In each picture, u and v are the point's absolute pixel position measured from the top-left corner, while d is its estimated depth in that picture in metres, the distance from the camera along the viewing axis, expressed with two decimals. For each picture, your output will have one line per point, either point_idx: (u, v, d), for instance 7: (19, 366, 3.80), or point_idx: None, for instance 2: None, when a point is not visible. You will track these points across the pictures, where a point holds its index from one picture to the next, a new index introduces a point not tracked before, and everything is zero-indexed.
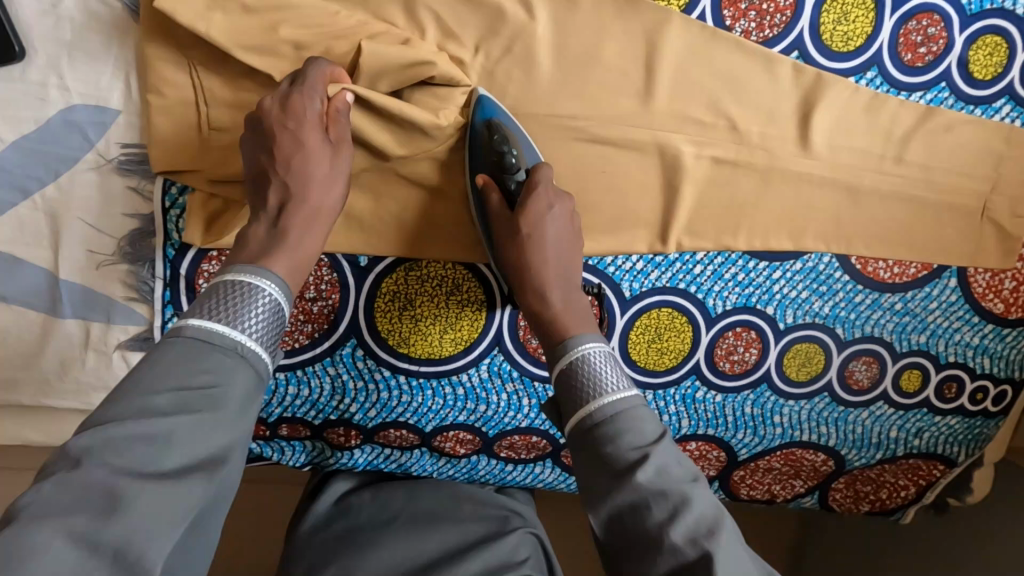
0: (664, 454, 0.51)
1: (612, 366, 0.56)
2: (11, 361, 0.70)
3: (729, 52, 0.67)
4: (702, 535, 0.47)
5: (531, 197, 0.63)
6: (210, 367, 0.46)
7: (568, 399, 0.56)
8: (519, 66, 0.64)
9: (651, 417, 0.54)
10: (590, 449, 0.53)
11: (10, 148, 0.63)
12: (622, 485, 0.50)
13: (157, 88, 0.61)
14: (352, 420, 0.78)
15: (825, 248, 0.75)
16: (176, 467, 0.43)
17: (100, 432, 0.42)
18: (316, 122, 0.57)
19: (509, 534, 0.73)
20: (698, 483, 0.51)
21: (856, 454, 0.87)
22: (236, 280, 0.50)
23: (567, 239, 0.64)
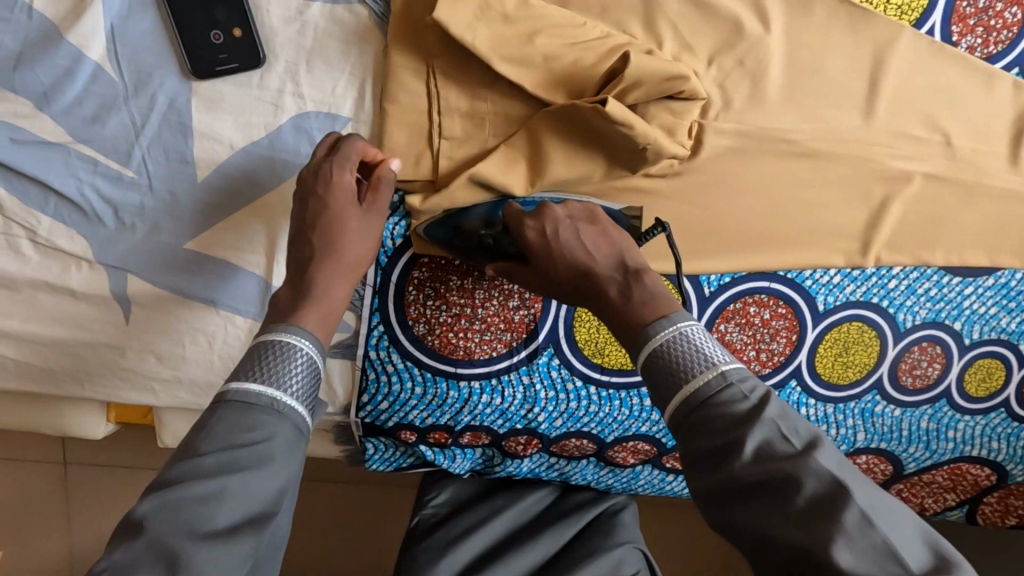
0: (761, 431, 0.47)
1: (703, 343, 0.52)
2: (214, 367, 0.70)
3: (953, 68, 0.68)
4: (817, 516, 0.43)
5: (523, 231, 0.59)
6: (251, 426, 0.49)
7: (658, 394, 0.52)
8: (749, 80, 0.66)
9: (750, 391, 0.49)
10: (687, 440, 0.50)
11: (239, 154, 0.63)
12: (726, 472, 0.47)
13: (393, 95, 0.62)
14: (536, 429, 0.77)
15: (1020, 264, 0.75)
16: (229, 524, 0.46)
17: (160, 496, 0.46)
18: (348, 188, 0.59)
19: (612, 551, 0.79)
20: (818, 449, 0.46)
21: (1020, 469, 0.86)
22: (272, 341, 0.53)
23: (590, 235, 0.59)
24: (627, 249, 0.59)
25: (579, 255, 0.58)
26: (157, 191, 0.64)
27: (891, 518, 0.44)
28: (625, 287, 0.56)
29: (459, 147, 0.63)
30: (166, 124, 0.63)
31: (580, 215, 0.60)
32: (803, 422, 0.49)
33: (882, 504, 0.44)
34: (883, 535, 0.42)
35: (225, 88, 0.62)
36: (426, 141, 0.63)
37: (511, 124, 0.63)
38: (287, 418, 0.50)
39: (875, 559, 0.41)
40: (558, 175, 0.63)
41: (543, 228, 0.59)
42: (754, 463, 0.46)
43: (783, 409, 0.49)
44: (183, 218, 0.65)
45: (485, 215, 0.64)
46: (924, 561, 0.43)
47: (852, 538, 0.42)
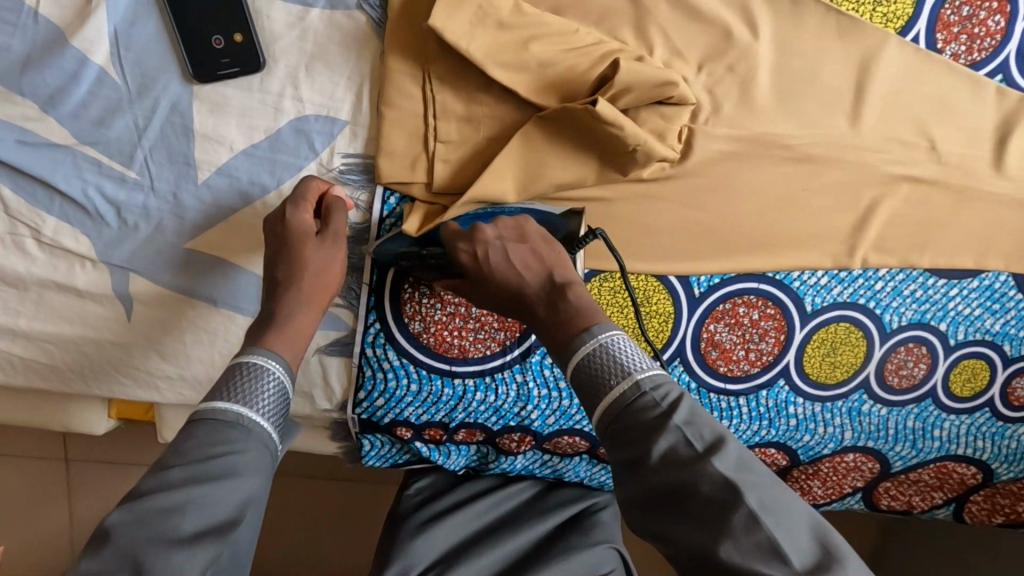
0: (669, 437, 0.49)
1: (622, 352, 0.53)
2: (215, 365, 0.71)
3: (939, 74, 0.69)
4: (711, 519, 0.46)
5: (455, 255, 0.60)
6: (218, 440, 0.50)
7: (585, 404, 0.54)
8: (738, 85, 0.68)
9: (662, 397, 0.51)
10: (612, 448, 0.52)
11: (240, 156, 0.65)
12: (638, 481, 0.49)
13: (390, 99, 0.63)
14: (530, 426, 0.79)
15: (1005, 266, 0.76)
16: (193, 533, 0.47)
17: (131, 508, 0.47)
18: (309, 229, 0.61)
19: (588, 549, 0.81)
20: (718, 454, 0.48)
21: (1006, 468, 0.88)
22: (245, 360, 0.54)
23: (518, 255, 0.59)
24: (557, 264, 0.59)
25: (508, 277, 0.58)
26: (160, 192, 0.65)
27: (783, 515, 0.46)
28: (551, 304, 0.57)
29: (455, 150, 0.64)
30: (169, 126, 0.64)
31: (509, 234, 0.60)
32: (710, 422, 0.50)
33: (774, 502, 0.46)
34: (768, 534, 0.44)
35: (227, 92, 0.64)
36: (422, 144, 0.64)
37: (505, 128, 0.64)
38: (254, 434, 0.51)
39: (758, 559, 0.44)
40: (552, 178, 0.64)
41: (473, 252, 0.59)
42: (662, 469, 0.48)
43: (692, 412, 0.50)
44: (185, 218, 0.66)
45: (427, 236, 0.64)
46: (809, 557, 0.44)
47: (740, 540, 0.45)
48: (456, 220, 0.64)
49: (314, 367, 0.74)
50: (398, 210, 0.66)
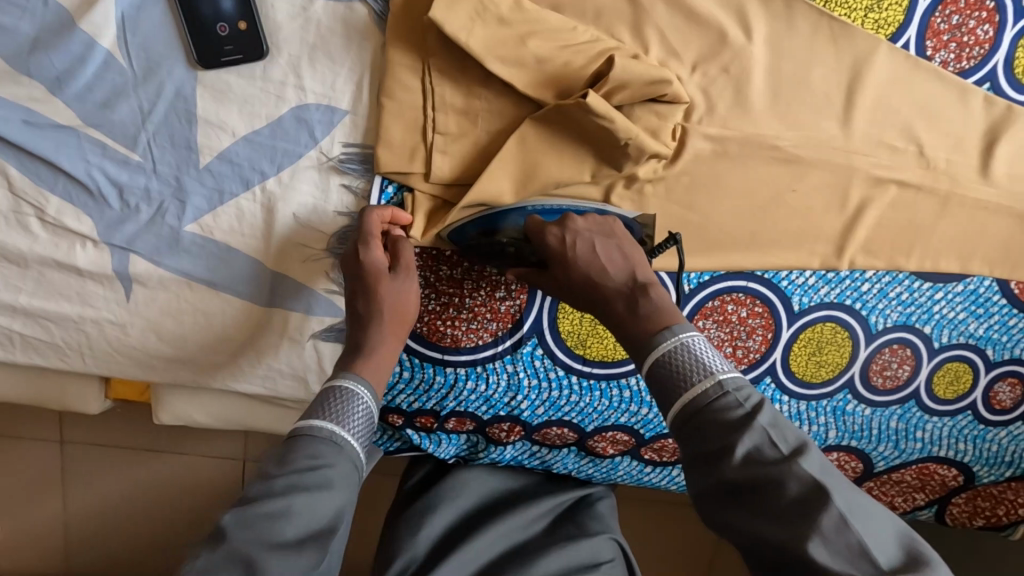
0: (756, 435, 0.50)
1: (702, 351, 0.54)
2: (208, 345, 0.73)
3: (929, 81, 0.70)
4: (797, 515, 0.47)
5: (546, 239, 0.62)
6: (315, 454, 0.55)
7: (660, 400, 0.55)
8: (732, 87, 0.69)
9: (747, 396, 0.52)
10: (688, 443, 0.53)
11: (242, 142, 0.66)
12: (717, 476, 0.50)
13: (391, 91, 0.64)
14: (519, 416, 0.80)
15: (989, 272, 0.78)
16: (296, 538, 0.53)
17: (241, 512, 0.52)
18: (382, 270, 0.64)
19: (589, 537, 0.83)
20: (805, 456, 0.49)
21: (986, 471, 0.90)
22: (334, 384, 0.59)
23: (603, 247, 0.62)
24: (638, 263, 0.62)
25: (592, 269, 0.61)
26: (162, 176, 0.67)
27: (868, 516, 0.47)
28: (632, 300, 0.59)
29: (454, 142, 0.66)
30: (172, 111, 0.65)
31: (597, 229, 0.63)
32: (792, 428, 0.51)
33: (862, 507, 0.47)
34: (858, 535, 0.46)
35: (229, 79, 0.65)
36: (421, 136, 0.66)
37: (502, 123, 0.66)
38: (345, 451, 0.57)
39: (847, 557, 0.45)
40: (546, 174, 0.66)
41: (563, 237, 0.62)
42: (744, 468, 0.49)
43: (774, 416, 0.51)
44: (186, 203, 0.68)
45: (508, 224, 0.67)
46: (893, 558, 0.47)
47: (829, 538, 0.46)
48: (538, 211, 0.66)
49: (308, 354, 0.74)
50: (395, 200, 0.69)
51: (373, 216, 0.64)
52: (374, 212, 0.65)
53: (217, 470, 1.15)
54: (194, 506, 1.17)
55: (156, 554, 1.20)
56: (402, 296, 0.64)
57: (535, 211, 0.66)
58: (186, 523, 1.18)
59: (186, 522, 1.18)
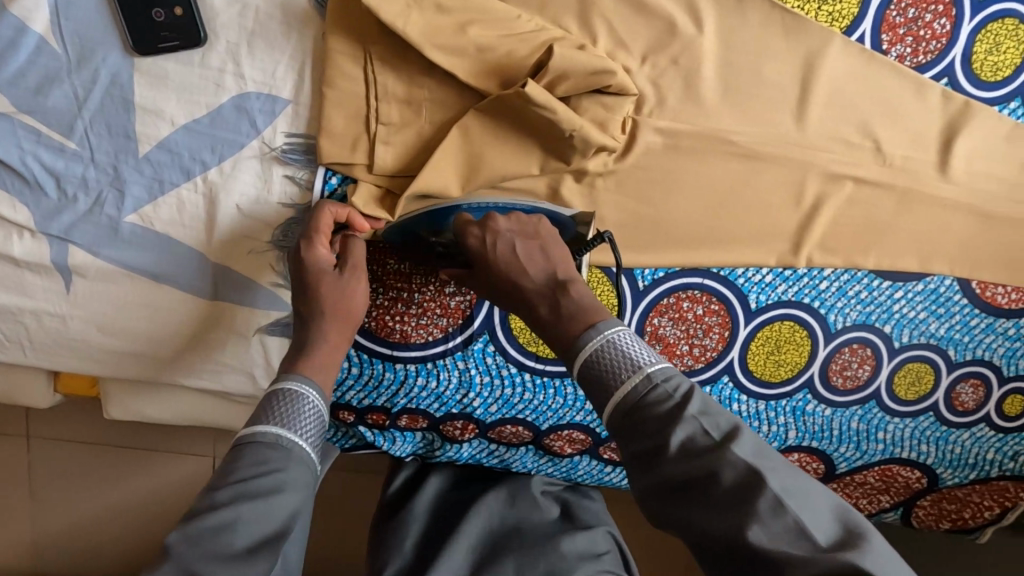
0: (689, 425, 0.48)
1: (628, 347, 0.53)
2: (152, 339, 0.72)
3: (884, 75, 0.69)
4: (735, 503, 0.46)
5: (466, 240, 0.61)
6: (260, 461, 0.52)
7: (595, 400, 0.53)
8: (682, 79, 0.68)
9: (675, 386, 0.51)
10: (627, 443, 0.51)
11: (181, 131, 0.65)
12: (656, 472, 0.49)
13: (331, 79, 0.63)
14: (472, 414, 0.79)
15: (949, 271, 0.77)
16: (246, 548, 0.50)
17: (186, 528, 0.49)
18: (326, 270, 0.62)
19: (585, 529, 0.81)
20: (736, 441, 0.48)
21: (950, 474, 0.88)
22: (280, 387, 0.56)
23: (523, 248, 0.60)
24: (561, 264, 0.60)
25: (512, 269, 0.59)
26: (100, 164, 0.66)
27: (805, 496, 0.46)
28: (554, 303, 0.57)
29: (397, 133, 0.65)
30: (108, 98, 0.64)
31: (519, 228, 0.62)
32: (724, 413, 0.50)
33: (795, 485, 0.46)
34: (794, 515, 0.45)
35: (166, 66, 0.63)
36: (363, 126, 0.65)
37: (446, 113, 0.65)
38: (293, 454, 0.53)
39: (786, 540, 0.44)
40: (491, 166, 0.65)
41: (483, 238, 0.61)
42: (682, 462, 0.48)
43: (705, 403, 0.50)
44: (125, 192, 0.67)
45: (437, 223, 0.66)
46: (831, 534, 0.45)
47: (767, 522, 0.45)
48: (467, 210, 0.65)
49: (255, 348, 0.73)
50: (339, 191, 0.67)
51: (330, 211, 0.63)
52: (329, 207, 0.64)
53: (192, 467, 1.12)
54: (170, 504, 1.15)
55: (131, 551, 1.18)
56: (347, 296, 0.62)
57: (464, 210, 0.64)
58: (158, 521, 1.16)
59: (158, 520, 1.16)
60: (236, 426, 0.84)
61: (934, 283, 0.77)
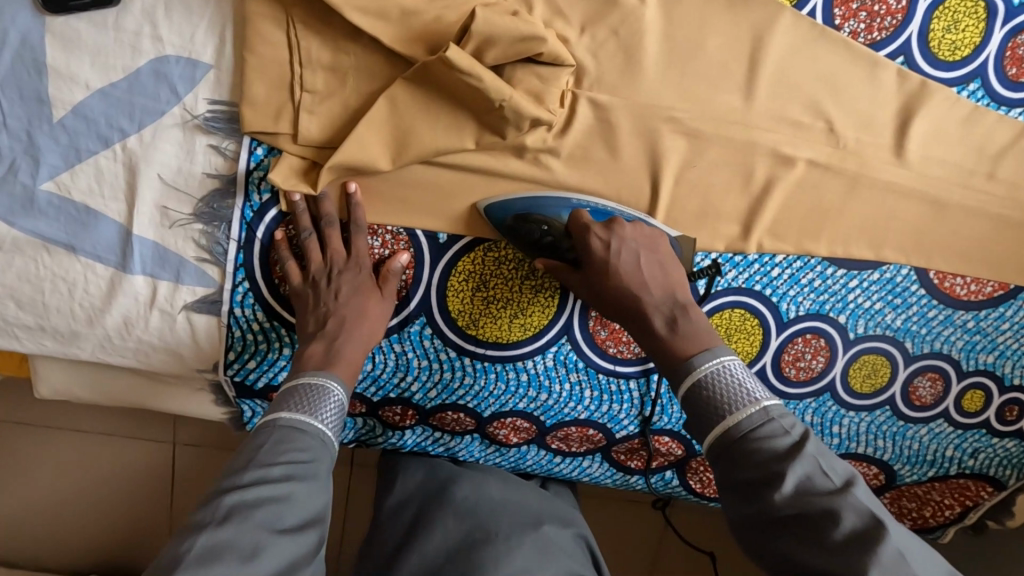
0: (808, 463, 0.49)
1: (744, 378, 0.54)
2: (74, 315, 0.69)
3: (838, 52, 0.66)
4: (848, 546, 0.45)
5: (591, 240, 0.63)
6: (302, 446, 0.56)
7: (700, 423, 0.54)
8: (623, 52, 0.65)
9: (795, 428, 0.51)
10: (731, 471, 0.51)
11: (96, 95, 0.62)
12: (761, 503, 0.49)
13: (251, 44, 0.60)
14: (411, 399, 0.76)
15: (905, 260, 0.74)
16: (295, 525, 0.52)
17: (239, 494, 0.52)
18: (374, 291, 0.67)
19: (560, 529, 0.78)
20: (853, 488, 0.48)
21: (909, 470, 0.86)
22: (311, 382, 0.61)
23: (646, 262, 0.63)
24: (679, 286, 0.63)
25: (632, 280, 0.62)
26: (12, 130, 0.63)
27: (920, 558, 0.45)
28: (671, 319, 0.60)
29: (322, 102, 0.62)
30: (18, 59, 0.61)
31: (643, 240, 0.64)
32: (841, 462, 0.51)
33: (911, 543, 0.46)
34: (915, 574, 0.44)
35: (79, 26, 0.61)
36: (287, 93, 0.62)
37: (373, 82, 0.62)
38: (327, 445, 0.58)
39: None
40: (422, 138, 0.62)
41: (608, 241, 0.63)
42: (793, 497, 0.48)
43: (822, 447, 0.51)
44: (40, 159, 0.64)
45: (550, 213, 0.66)
46: None
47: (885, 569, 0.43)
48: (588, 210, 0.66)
49: (181, 326, 0.70)
50: (265, 162, 0.65)
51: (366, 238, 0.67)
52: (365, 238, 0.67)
53: (147, 454, 1.08)
54: (122, 495, 1.09)
55: (79, 545, 1.12)
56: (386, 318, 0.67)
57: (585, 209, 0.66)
58: (109, 513, 1.10)
59: (106, 512, 1.10)
60: (178, 409, 0.82)
61: (889, 273, 0.74)
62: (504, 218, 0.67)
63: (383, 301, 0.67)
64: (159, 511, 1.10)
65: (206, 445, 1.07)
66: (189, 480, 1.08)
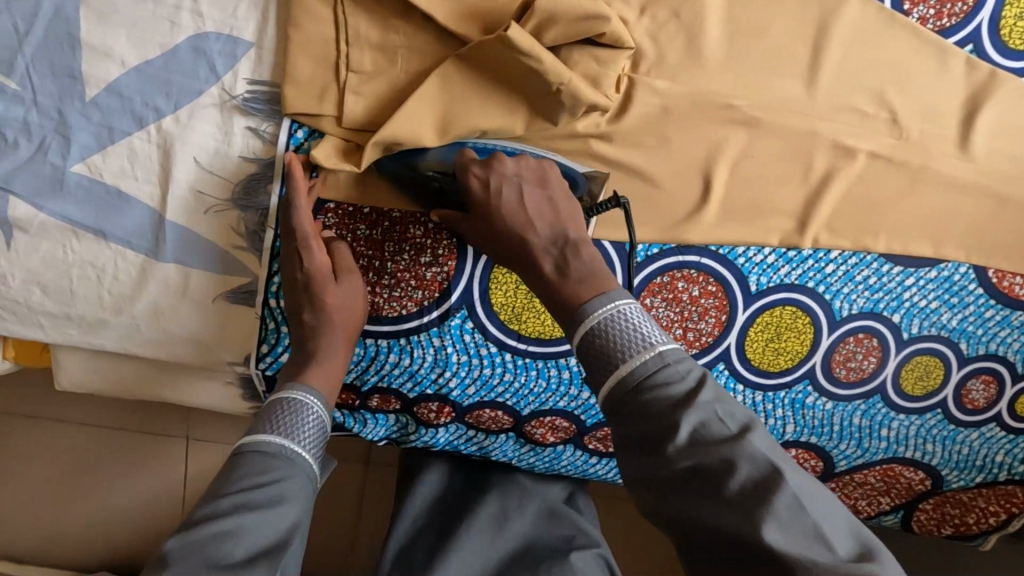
0: (701, 409, 0.47)
1: (637, 321, 0.51)
2: (102, 303, 0.66)
3: (906, 37, 0.65)
4: (746, 500, 0.44)
5: (466, 179, 0.58)
6: (263, 469, 0.56)
7: (595, 374, 0.52)
8: (684, 35, 0.63)
9: (687, 371, 0.49)
10: (628, 423, 0.49)
11: (132, 73, 0.60)
12: (658, 458, 0.47)
13: (296, 19, 0.58)
14: (448, 396, 0.73)
15: (964, 258, 0.71)
16: (247, 556, 0.52)
17: (187, 535, 0.52)
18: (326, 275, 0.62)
19: (576, 553, 0.77)
20: (751, 433, 0.47)
21: (956, 476, 0.83)
22: (278, 400, 0.61)
23: (533, 199, 0.58)
24: (570, 221, 0.58)
25: (516, 219, 0.58)
26: (43, 107, 0.60)
27: (819, 501, 0.45)
28: (561, 261, 0.56)
29: (368, 82, 0.59)
30: (52, 33, 0.59)
31: (530, 175, 0.58)
32: (738, 405, 0.49)
33: (810, 487, 0.45)
34: (812, 519, 0.43)
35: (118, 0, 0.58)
36: (332, 73, 0.59)
37: (421, 62, 0.59)
38: (295, 463, 0.58)
39: (803, 542, 0.42)
40: (471, 122, 0.59)
41: (486, 179, 0.58)
42: (688, 447, 0.46)
43: (717, 390, 0.49)
44: (71, 139, 0.61)
45: (436, 155, 0.61)
46: (847, 546, 0.44)
47: (782, 520, 0.43)
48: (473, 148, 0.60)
49: (213, 316, 0.67)
50: (305, 145, 0.62)
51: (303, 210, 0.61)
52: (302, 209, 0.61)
53: (161, 451, 1.05)
54: (135, 490, 1.06)
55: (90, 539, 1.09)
56: (347, 303, 0.64)
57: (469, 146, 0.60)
58: (120, 508, 1.07)
59: (118, 507, 1.07)
60: (202, 403, 0.79)
61: (948, 271, 0.71)
62: (391, 166, 0.62)
63: (339, 288, 0.63)
64: (170, 510, 1.06)
65: (222, 445, 1.05)
66: (203, 478, 1.06)
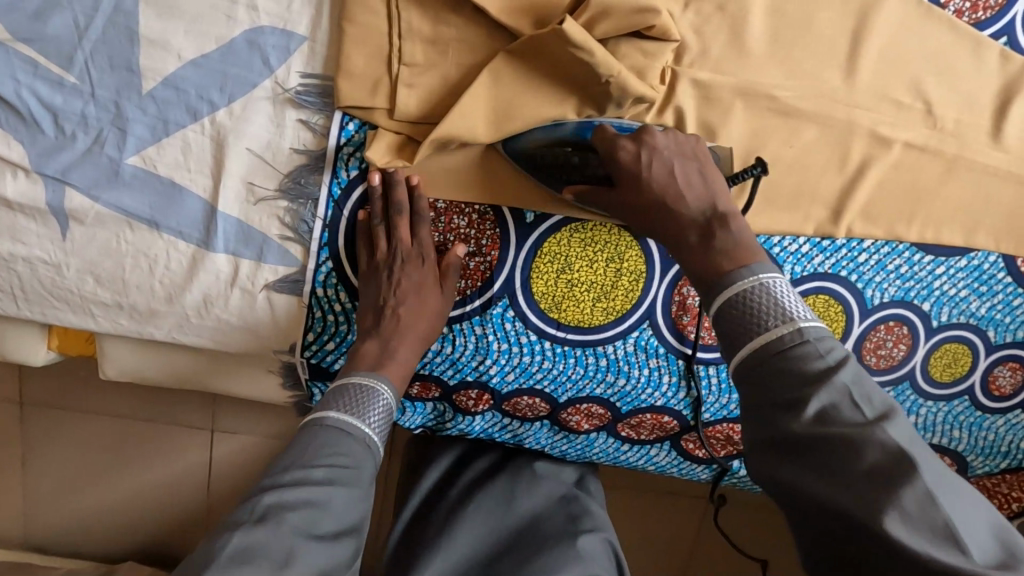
0: (836, 391, 0.46)
1: (783, 295, 0.50)
2: (152, 293, 0.68)
3: (943, 30, 0.67)
4: (865, 486, 0.43)
5: (618, 152, 0.58)
6: (346, 450, 0.58)
7: (729, 341, 0.51)
8: (728, 27, 0.66)
9: (829, 351, 0.48)
10: (755, 389, 0.49)
11: (189, 67, 0.61)
12: (778, 427, 0.47)
13: (352, 15, 0.60)
14: (488, 383, 0.74)
15: (994, 246, 0.72)
16: (330, 532, 0.55)
17: (280, 494, 0.54)
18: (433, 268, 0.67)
19: (582, 537, 0.75)
20: (890, 421, 0.45)
21: (981, 462, 0.83)
22: (359, 383, 0.62)
23: (682, 171, 0.58)
24: (721, 193, 0.58)
25: (668, 192, 0.57)
26: (100, 101, 0.62)
27: (959, 502, 0.44)
28: (707, 232, 0.56)
29: (421, 75, 0.61)
30: (112, 27, 0.60)
31: (684, 150, 0.59)
32: (878, 391, 0.47)
33: (946, 484, 0.44)
34: (945, 516, 0.42)
35: None
36: (386, 66, 0.61)
37: (473, 55, 0.62)
38: (371, 448, 0.60)
39: (931, 539, 0.42)
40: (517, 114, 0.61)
41: (638, 152, 0.58)
42: (813, 424, 0.46)
43: (858, 373, 0.47)
44: (127, 132, 0.63)
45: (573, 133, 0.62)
46: (988, 550, 0.43)
47: (908, 514, 0.42)
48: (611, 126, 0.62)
49: (260, 306, 0.68)
50: (356, 138, 0.64)
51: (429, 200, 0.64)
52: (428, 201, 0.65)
53: (185, 443, 1.05)
54: (159, 480, 1.07)
55: (114, 527, 1.11)
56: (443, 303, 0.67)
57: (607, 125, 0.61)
58: (145, 497, 1.09)
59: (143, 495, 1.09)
60: (242, 392, 0.81)
61: (977, 259, 0.72)
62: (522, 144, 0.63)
63: (442, 293, 0.67)
64: (199, 499, 1.08)
65: (244, 435, 1.04)
66: (227, 469, 1.06)
